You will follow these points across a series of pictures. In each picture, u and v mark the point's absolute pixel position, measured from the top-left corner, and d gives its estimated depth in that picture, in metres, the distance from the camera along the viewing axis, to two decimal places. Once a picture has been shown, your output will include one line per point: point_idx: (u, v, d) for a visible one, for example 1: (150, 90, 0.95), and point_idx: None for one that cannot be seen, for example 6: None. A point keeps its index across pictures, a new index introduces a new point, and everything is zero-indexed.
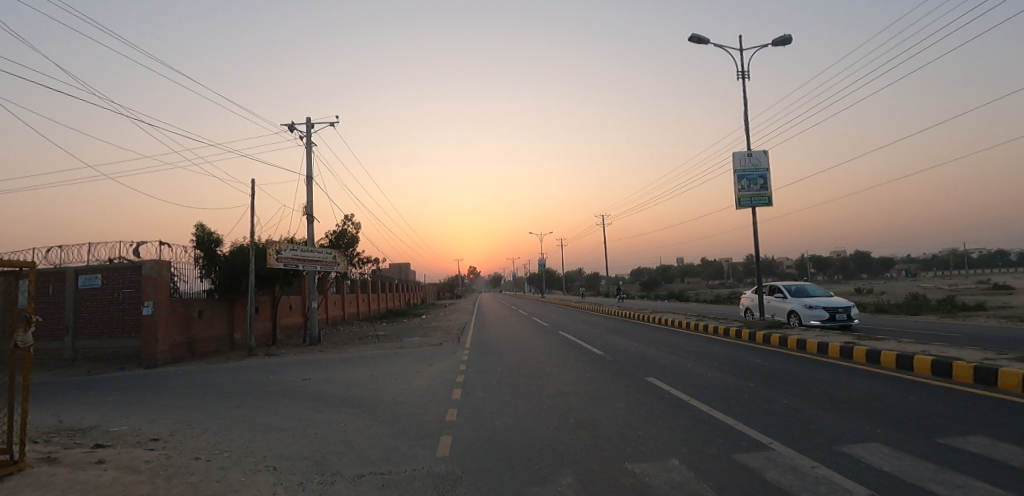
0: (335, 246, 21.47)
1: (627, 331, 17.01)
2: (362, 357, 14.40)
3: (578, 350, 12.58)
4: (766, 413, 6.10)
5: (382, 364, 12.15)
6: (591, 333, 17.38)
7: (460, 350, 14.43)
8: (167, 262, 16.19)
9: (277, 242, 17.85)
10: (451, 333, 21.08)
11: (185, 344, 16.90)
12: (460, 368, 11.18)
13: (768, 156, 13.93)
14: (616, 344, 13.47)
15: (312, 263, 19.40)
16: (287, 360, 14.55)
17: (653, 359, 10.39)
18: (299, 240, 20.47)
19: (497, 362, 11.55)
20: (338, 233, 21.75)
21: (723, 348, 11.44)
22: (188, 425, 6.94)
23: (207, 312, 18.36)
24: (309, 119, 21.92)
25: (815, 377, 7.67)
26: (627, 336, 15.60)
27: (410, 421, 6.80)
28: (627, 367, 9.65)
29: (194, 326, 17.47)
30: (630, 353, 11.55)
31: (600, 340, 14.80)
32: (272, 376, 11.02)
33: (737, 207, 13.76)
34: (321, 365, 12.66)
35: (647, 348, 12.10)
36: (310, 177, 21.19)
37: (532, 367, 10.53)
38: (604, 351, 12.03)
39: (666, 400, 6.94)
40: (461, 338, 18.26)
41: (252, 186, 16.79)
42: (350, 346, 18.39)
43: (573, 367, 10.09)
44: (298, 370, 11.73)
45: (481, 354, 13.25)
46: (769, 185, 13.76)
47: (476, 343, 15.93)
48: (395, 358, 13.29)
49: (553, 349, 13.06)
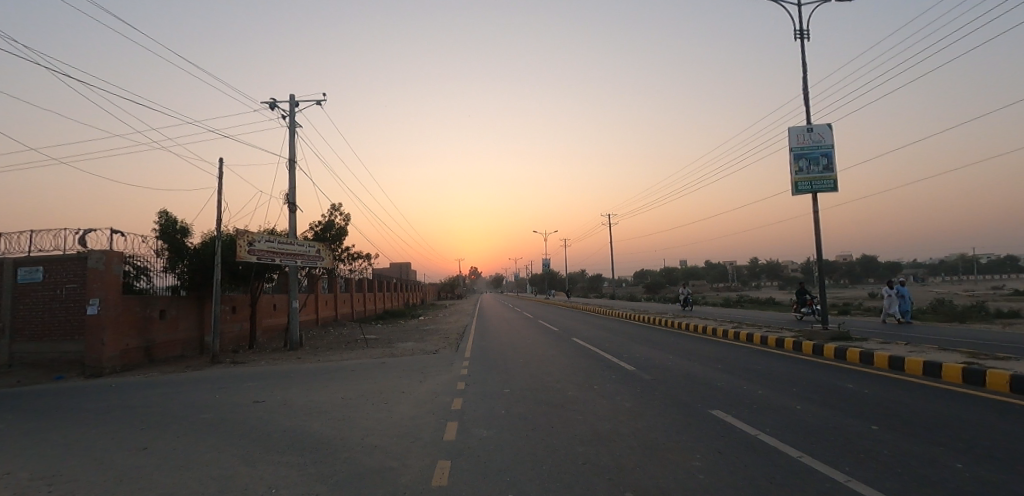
0: (321, 239, 19.14)
1: (652, 340, 14.60)
2: (340, 369, 12.05)
3: (602, 366, 10.22)
4: (943, 489, 3.85)
5: (361, 380, 9.84)
6: (610, 341, 14.98)
7: (459, 361, 12.07)
8: (119, 253, 13.89)
9: (252, 232, 15.43)
10: (449, 338, 18.74)
11: (142, 349, 14.59)
12: (457, 388, 8.91)
13: (831, 132, 11.59)
14: (647, 358, 11.10)
15: (292, 258, 17.08)
16: (252, 371, 12.19)
17: (705, 380, 8.12)
18: (280, 232, 18.15)
19: (504, 380, 9.20)
20: (324, 225, 19.42)
21: (787, 365, 9.16)
22: (43, 488, 4.61)
23: (172, 312, 16.07)
24: (292, 95, 19.55)
25: (966, 420, 5.38)
26: (655, 346, 13.19)
27: (380, 482, 4.53)
28: (676, 393, 7.38)
29: (154, 328, 15.17)
30: (671, 371, 9.19)
31: (624, 351, 12.41)
32: (217, 396, 8.68)
33: (793, 193, 11.42)
34: (288, 380, 10.31)
35: (690, 365, 9.73)
36: (294, 162, 18.92)
37: (550, 389, 8.26)
38: (636, 368, 9.76)
39: (765, 456, 4.64)
40: (460, 345, 15.91)
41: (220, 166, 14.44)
42: (334, 353, 16.00)
43: (605, 392, 7.76)
44: (256, 387, 9.41)
45: (482, 368, 10.94)
46: (833, 166, 11.40)
47: (477, 352, 13.61)
48: (379, 372, 10.92)
49: (570, 364, 10.69)
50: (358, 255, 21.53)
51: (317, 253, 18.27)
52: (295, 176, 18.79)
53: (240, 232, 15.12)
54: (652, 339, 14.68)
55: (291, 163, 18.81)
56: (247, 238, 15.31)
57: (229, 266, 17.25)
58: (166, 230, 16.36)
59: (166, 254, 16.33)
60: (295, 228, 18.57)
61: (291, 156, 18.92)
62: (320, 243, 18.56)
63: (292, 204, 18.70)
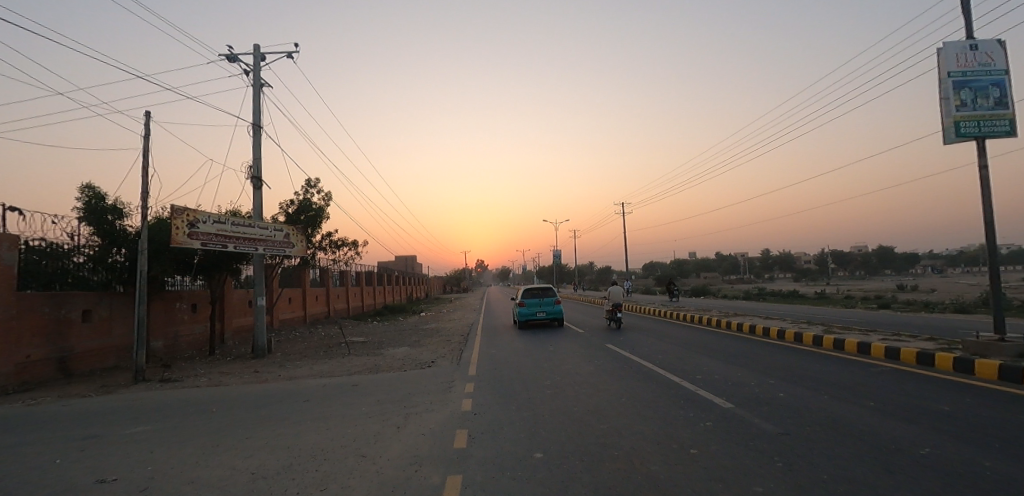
0: (293, 222, 15.68)
1: (718, 345, 10.95)
2: (295, 393, 8.68)
3: (682, 400, 6.56)
4: None
5: (308, 421, 6.44)
6: (660, 347, 11.31)
7: (461, 383, 8.51)
8: (11, 237, 10.55)
9: (196, 209, 11.90)
10: (452, 343, 15.22)
11: (54, 362, 11.32)
12: (455, 439, 5.51)
13: (1003, 49, 7.94)
14: (737, 382, 7.53)
15: (253, 244, 13.61)
16: (174, 397, 8.83)
17: (891, 445, 4.61)
18: (241, 213, 14.71)
19: (534, 429, 5.62)
20: (298, 204, 15.92)
21: (993, 405, 5.64)
22: None
23: (102, 312, 12.77)
24: (257, 46, 15.99)
25: None
26: (730, 357, 9.53)
27: None
28: (869, 480, 3.89)
29: (73, 334, 11.87)
30: (805, 418, 5.56)
31: (693, 368, 8.75)
32: (53, 461, 5.19)
33: (950, 141, 7.84)
34: (202, 420, 6.79)
35: (829, 404, 6.09)
36: (262, 126, 15.41)
37: (614, 453, 4.81)
38: (732, 404, 6.30)
39: None
40: (464, 354, 12.51)
41: (148, 118, 10.98)
42: (302, 365, 12.52)
43: (728, 472, 4.15)
44: (140, 438, 6.01)
45: (495, 397, 7.37)
46: (1011, 99, 7.75)
47: (485, 366, 10.24)
48: (342, 403, 7.36)
49: (630, 394, 7.09)
50: (342, 243, 17.98)
51: (286, 238, 14.78)
52: (261, 143, 15.32)
53: (177, 209, 11.48)
54: (715, 345, 11.00)
55: (257, 128, 15.28)
56: (190, 217, 11.78)
57: (175, 255, 13.82)
58: (89, 209, 12.74)
59: (94, 239, 12.98)
60: (261, 208, 15.12)
61: (256, 118, 15.36)
62: (290, 226, 15.05)
63: (257, 178, 15.20)
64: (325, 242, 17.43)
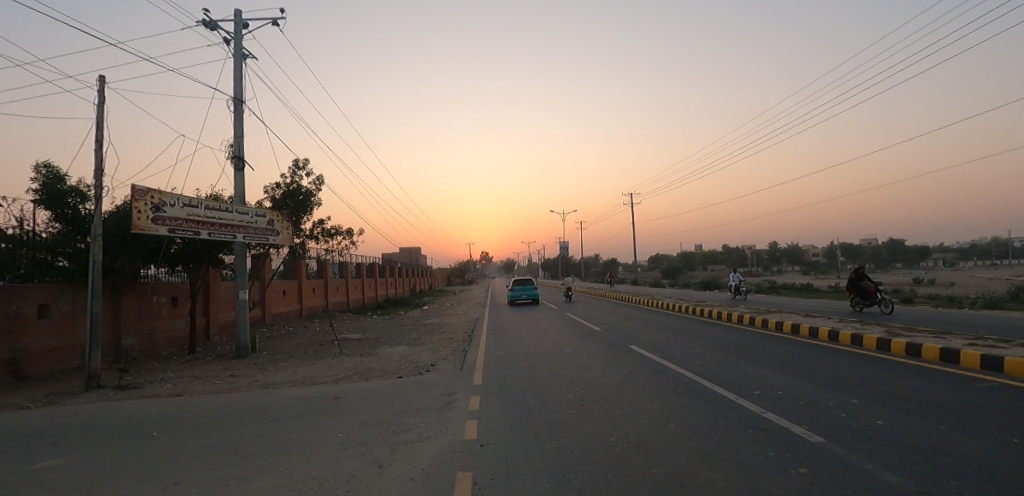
0: (279, 208, 14.17)
1: (763, 348, 9.41)
2: (267, 405, 7.30)
3: (753, 430, 4.99)
4: None
5: (268, 452, 5.00)
6: (695, 350, 9.76)
7: (464, 397, 7.08)
8: None
9: (162, 191, 10.37)
10: (455, 342, 13.85)
11: (4, 365, 9.96)
12: (456, 488, 4.02)
13: None
14: (813, 400, 5.94)
15: (232, 231, 12.12)
16: (125, 408, 7.44)
17: None
18: (221, 197, 13.24)
19: (562, 479, 4.08)
20: (285, 188, 14.41)
21: None
22: None
23: (62, 308, 11.41)
24: (239, 10, 14.35)
25: None
26: (787, 363, 7.93)
27: None
28: None
29: (26, 332, 10.49)
30: (944, 469, 3.96)
31: (746, 378, 7.18)
32: None
33: None
34: (133, 451, 5.31)
35: (961, 445, 4.48)
36: (243, 101, 13.79)
37: None
38: (819, 436, 4.79)
39: None
40: (468, 356, 11.15)
41: (103, 82, 9.49)
42: (284, 368, 11.08)
43: None
44: (44, 479, 4.58)
45: (507, 420, 5.84)
46: None
47: (492, 372, 8.85)
48: (315, 426, 5.86)
49: (680, 418, 5.52)
50: (336, 231, 16.51)
51: (270, 225, 13.27)
52: (243, 119, 13.77)
53: (138, 189, 9.94)
54: (762, 348, 9.39)
55: (237, 102, 13.66)
56: (154, 199, 10.25)
57: (147, 244, 12.42)
58: (47, 191, 11.32)
59: (56, 225, 11.63)
60: (244, 191, 13.63)
61: (236, 91, 13.75)
62: (275, 212, 13.55)
63: (239, 158, 13.68)
64: (317, 229, 15.98)
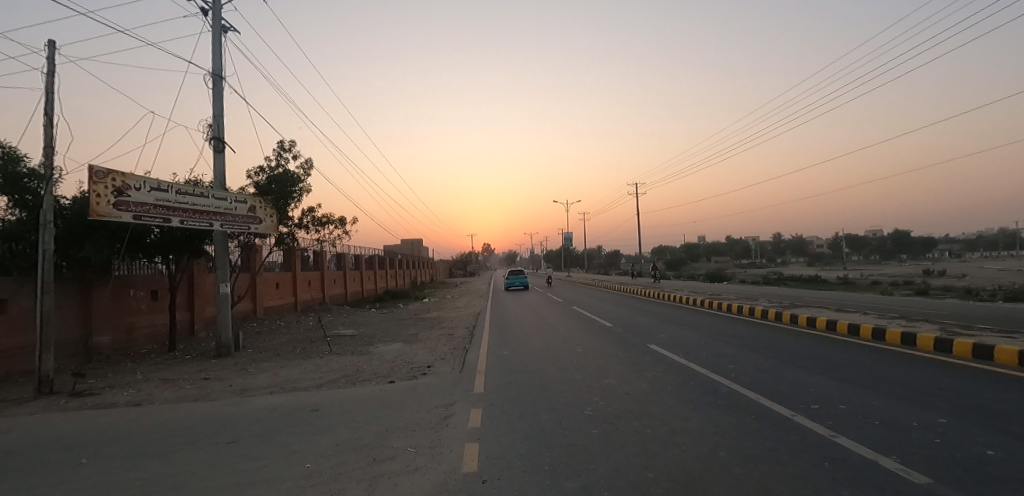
0: (263, 194, 13.06)
1: (799, 349, 8.36)
2: (234, 419, 6.28)
3: (829, 464, 3.90)
4: None
5: (214, 489, 3.96)
6: (724, 350, 8.67)
7: (462, 410, 6.04)
8: None
9: (126, 172, 9.26)
10: (454, 339, 12.84)
11: None
12: None
13: None
14: (890, 418, 4.85)
15: (208, 218, 11.03)
16: (71, 422, 6.43)
17: None
18: (198, 182, 12.12)
19: None
20: (269, 172, 13.28)
21: None
22: None
23: (23, 304, 10.42)
24: None
25: None
26: (839, 369, 6.82)
27: None
28: None
29: None
30: None
31: (796, 388, 6.08)
32: None
33: None
34: (48, 486, 4.27)
35: None
36: (223, 76, 12.59)
37: None
38: (919, 473, 3.69)
39: None
40: (469, 356, 10.12)
41: (53, 45, 8.34)
42: (266, 370, 10.04)
43: None
44: None
45: (515, 443, 4.78)
46: None
47: (494, 377, 7.82)
48: (278, 452, 4.79)
49: (729, 445, 4.44)
50: (327, 220, 15.41)
51: (251, 212, 12.17)
52: (221, 96, 12.59)
53: (96, 170, 8.82)
54: (802, 349, 8.27)
55: (217, 78, 12.46)
56: (116, 182, 9.14)
57: (117, 234, 11.39)
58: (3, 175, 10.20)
59: (15, 213, 10.57)
60: (223, 175, 12.50)
61: (215, 66, 12.55)
62: (258, 198, 12.44)
63: (218, 139, 12.51)
64: (306, 218, 14.87)
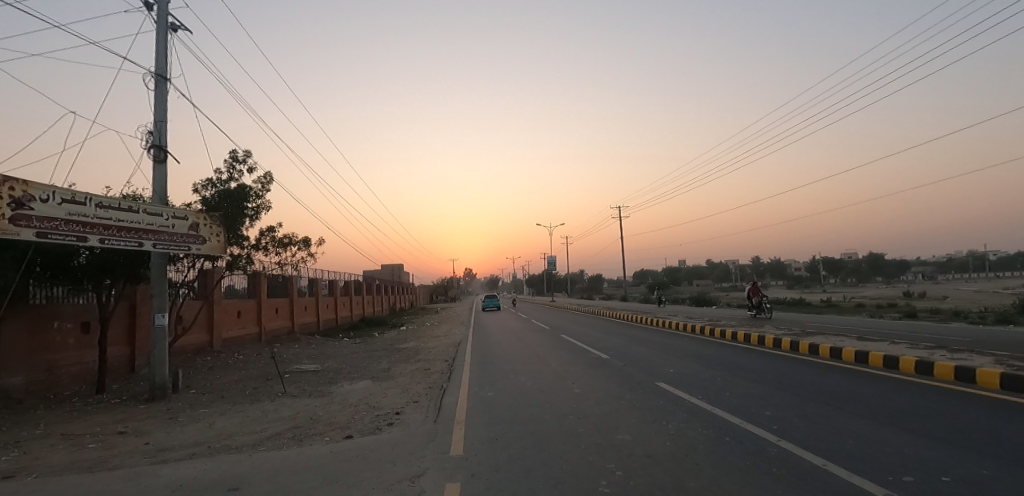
0: (212, 210, 11.44)
1: (837, 387, 7.07)
2: None
3: None
4: None
5: None
6: (749, 391, 7.31)
7: (434, 486, 4.49)
8: None
9: (29, 180, 7.63)
10: (432, 375, 11.24)
11: None
12: None
13: None
14: None
15: (139, 236, 9.37)
16: None
17: None
18: (133, 195, 10.46)
19: None
20: (219, 186, 11.70)
21: None
22: None
23: None
24: None
25: None
26: (904, 417, 5.49)
27: None
28: None
29: None
30: None
31: (867, 447, 4.72)
32: None
33: None
34: None
35: None
36: (168, 78, 11.12)
37: None
38: None
39: None
40: (447, 398, 8.55)
41: None
42: (199, 420, 8.26)
43: None
44: None
45: None
46: None
47: (476, 430, 6.27)
48: None
49: None
50: (290, 241, 13.79)
51: (194, 230, 10.55)
52: (166, 100, 11.09)
53: None
54: (843, 389, 6.96)
55: (159, 79, 10.98)
56: (15, 192, 7.49)
57: (28, 255, 9.58)
58: None
59: None
60: (165, 188, 10.87)
61: (159, 66, 11.11)
62: (204, 214, 10.84)
63: (161, 148, 10.94)
64: (264, 239, 13.24)
